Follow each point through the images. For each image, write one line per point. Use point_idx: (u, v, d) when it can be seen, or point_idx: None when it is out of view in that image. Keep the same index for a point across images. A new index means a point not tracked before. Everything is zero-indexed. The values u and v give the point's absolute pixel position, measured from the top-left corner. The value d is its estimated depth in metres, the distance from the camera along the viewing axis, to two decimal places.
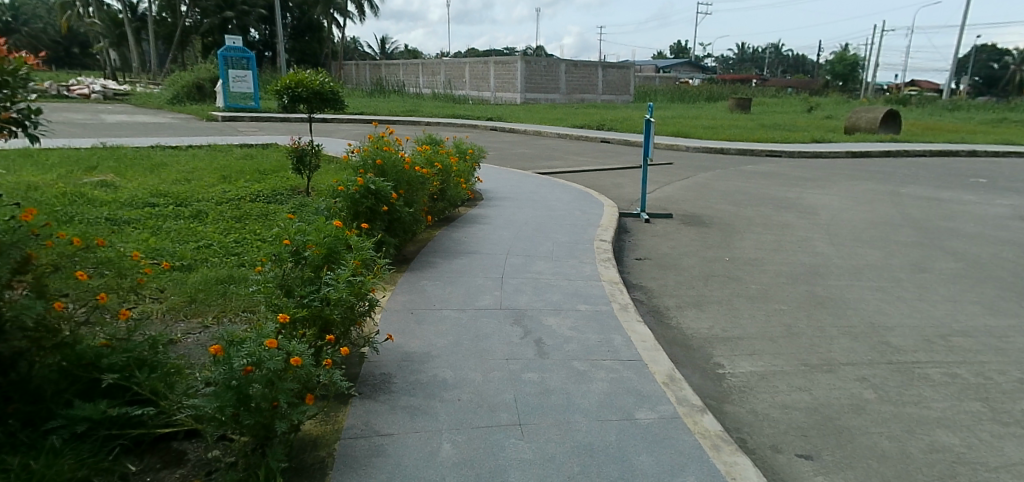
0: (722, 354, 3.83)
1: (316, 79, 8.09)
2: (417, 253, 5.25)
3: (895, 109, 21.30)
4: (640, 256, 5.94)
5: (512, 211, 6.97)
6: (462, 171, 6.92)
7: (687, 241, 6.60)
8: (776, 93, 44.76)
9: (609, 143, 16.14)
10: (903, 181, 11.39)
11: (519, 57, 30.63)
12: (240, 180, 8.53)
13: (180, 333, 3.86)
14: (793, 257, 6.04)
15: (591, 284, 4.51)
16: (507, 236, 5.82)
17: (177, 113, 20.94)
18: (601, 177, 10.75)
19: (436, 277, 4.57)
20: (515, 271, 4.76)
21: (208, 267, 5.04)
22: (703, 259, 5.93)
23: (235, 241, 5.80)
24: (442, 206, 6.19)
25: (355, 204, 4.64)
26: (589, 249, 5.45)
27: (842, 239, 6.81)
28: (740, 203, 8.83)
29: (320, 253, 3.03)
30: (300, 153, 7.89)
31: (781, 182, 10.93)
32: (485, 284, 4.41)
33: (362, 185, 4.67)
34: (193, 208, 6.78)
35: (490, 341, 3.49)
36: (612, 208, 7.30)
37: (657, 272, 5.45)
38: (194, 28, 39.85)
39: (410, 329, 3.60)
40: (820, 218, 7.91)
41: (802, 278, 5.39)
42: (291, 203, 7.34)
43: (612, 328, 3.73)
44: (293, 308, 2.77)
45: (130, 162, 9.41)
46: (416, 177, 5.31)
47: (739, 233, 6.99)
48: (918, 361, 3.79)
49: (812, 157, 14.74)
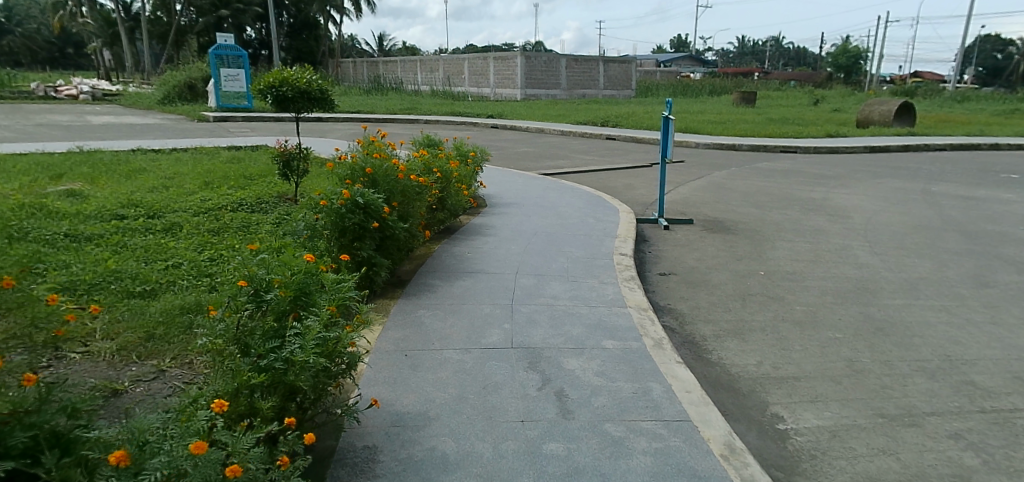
0: (780, 402, 3.18)
1: (303, 76, 7.44)
2: (413, 273, 4.62)
3: (908, 101, 20.62)
4: (664, 272, 5.28)
5: (518, 220, 6.32)
6: (464, 176, 6.27)
7: (714, 251, 5.97)
8: (781, 87, 43.97)
9: (616, 141, 15.49)
10: (931, 178, 10.74)
11: (518, 53, 29.99)
12: (222, 186, 7.90)
13: (126, 383, 3.24)
14: (836, 271, 5.39)
15: (616, 312, 3.86)
16: (516, 251, 5.17)
17: (167, 114, 20.27)
18: (610, 177, 10.11)
19: (436, 305, 3.93)
20: (526, 296, 4.11)
21: (176, 292, 4.42)
22: (736, 274, 5.27)
23: (209, 258, 5.17)
24: (442, 217, 5.56)
25: (340, 221, 3.99)
26: (609, 266, 4.81)
27: (885, 246, 6.17)
28: (764, 205, 8.18)
29: (289, 296, 2.38)
30: (287, 157, 7.27)
31: (803, 180, 10.29)
32: (492, 315, 3.77)
33: (349, 197, 4.01)
34: (166, 220, 6.14)
35: (502, 394, 2.84)
36: (628, 215, 6.67)
37: (687, 292, 4.81)
38: (189, 27, 39.24)
39: (403, 381, 2.95)
40: (854, 221, 7.27)
41: (851, 296, 4.76)
42: (276, 213, 6.72)
43: (648, 372, 3.08)
44: (248, 373, 2.12)
45: (105, 168, 8.73)
46: (411, 187, 4.65)
47: (770, 241, 6.35)
48: (1017, 408, 3.14)
49: (829, 152, 14.11)
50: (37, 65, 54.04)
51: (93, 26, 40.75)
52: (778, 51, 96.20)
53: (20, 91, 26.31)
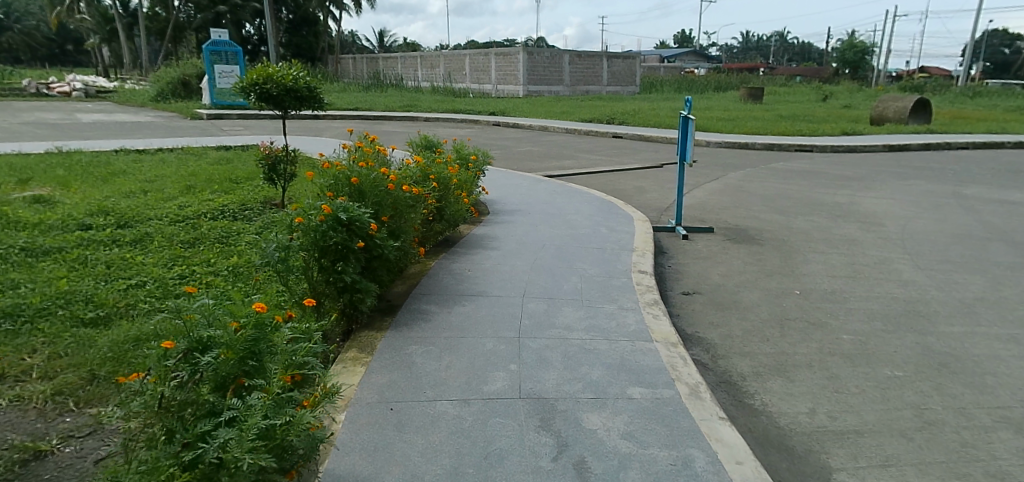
0: (845, 468, 2.61)
1: (289, 73, 6.86)
2: (404, 295, 4.08)
3: (925, 97, 19.96)
4: (688, 291, 4.72)
5: (524, 230, 5.75)
6: (463, 180, 5.69)
7: (740, 264, 5.41)
8: (787, 83, 43.24)
9: (623, 140, 14.92)
10: (959, 179, 10.16)
11: (520, 48, 29.36)
12: (205, 191, 7.35)
13: (54, 440, 2.69)
14: (881, 289, 4.83)
15: (640, 348, 3.29)
16: (522, 269, 4.60)
17: (159, 112, 19.71)
18: (620, 179, 9.57)
19: (430, 339, 3.37)
20: (535, 327, 3.55)
21: (136, 318, 3.87)
22: (768, 294, 4.71)
23: (177, 276, 4.63)
24: (438, 229, 5.02)
25: (320, 241, 3.42)
26: (628, 288, 4.25)
27: (928, 259, 5.62)
28: (787, 210, 7.62)
29: (234, 358, 1.85)
30: (273, 161, 6.73)
31: (824, 182, 9.72)
32: (496, 352, 3.21)
33: (330, 214, 3.44)
34: (136, 230, 5.58)
35: (510, 467, 2.28)
36: (644, 223, 6.11)
37: (717, 316, 4.25)
38: (187, 23, 38.73)
39: (388, 446, 2.39)
40: (889, 230, 6.71)
41: (903, 322, 4.20)
42: (259, 221, 6.19)
43: (685, 434, 2.52)
44: (170, 472, 1.61)
45: (82, 170, 8.16)
46: (404, 199, 4.08)
47: (801, 253, 5.79)
48: None
49: (845, 151, 13.54)
50: (34, 61, 53.51)
51: (90, 21, 40.37)
52: (781, 45, 95.44)
53: (12, 88, 25.72)
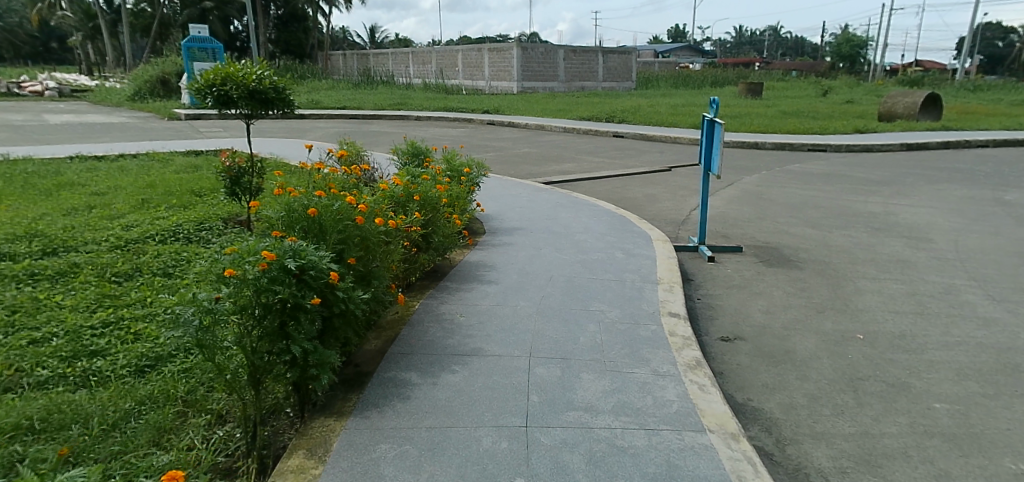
0: None
1: (253, 72, 5.95)
2: (377, 356, 3.20)
3: (935, 92, 19.12)
4: (728, 336, 3.87)
5: (525, 255, 4.88)
6: (456, 197, 4.83)
7: (784, 297, 4.56)
8: (784, 78, 42.50)
9: (625, 140, 14.05)
10: (994, 183, 9.33)
11: (514, 44, 28.45)
12: (160, 206, 6.44)
13: None
14: (958, 332, 3.98)
15: (692, 446, 2.43)
16: (526, 313, 3.73)
17: (135, 112, 18.70)
18: (628, 186, 8.72)
19: (404, 435, 2.47)
20: (547, 409, 2.67)
21: (23, 394, 2.99)
22: (826, 340, 3.85)
23: (94, 323, 3.71)
24: (423, 261, 4.14)
25: (259, 299, 2.53)
26: (659, 341, 3.38)
27: (1000, 288, 4.77)
28: (819, 223, 6.79)
29: None
30: (233, 174, 5.80)
31: (851, 187, 8.89)
32: (495, 456, 2.34)
33: (273, 261, 2.56)
34: (64, 260, 4.69)
35: None
36: (666, 245, 5.25)
37: (772, 377, 3.38)
38: (172, 19, 37.82)
39: None
40: (941, 247, 5.87)
41: (1003, 381, 3.35)
42: (215, 246, 5.28)
43: None
44: None
45: (26, 182, 7.25)
46: (376, 234, 3.21)
47: (850, 280, 4.93)
48: None
49: (863, 151, 12.73)
50: (18, 59, 52.43)
51: (73, 18, 39.27)
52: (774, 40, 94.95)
53: None
